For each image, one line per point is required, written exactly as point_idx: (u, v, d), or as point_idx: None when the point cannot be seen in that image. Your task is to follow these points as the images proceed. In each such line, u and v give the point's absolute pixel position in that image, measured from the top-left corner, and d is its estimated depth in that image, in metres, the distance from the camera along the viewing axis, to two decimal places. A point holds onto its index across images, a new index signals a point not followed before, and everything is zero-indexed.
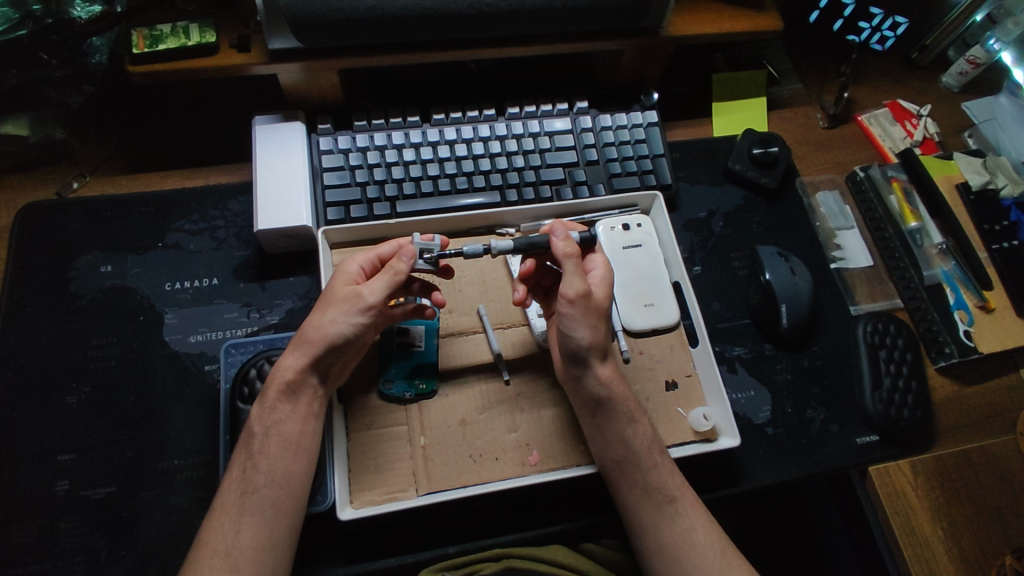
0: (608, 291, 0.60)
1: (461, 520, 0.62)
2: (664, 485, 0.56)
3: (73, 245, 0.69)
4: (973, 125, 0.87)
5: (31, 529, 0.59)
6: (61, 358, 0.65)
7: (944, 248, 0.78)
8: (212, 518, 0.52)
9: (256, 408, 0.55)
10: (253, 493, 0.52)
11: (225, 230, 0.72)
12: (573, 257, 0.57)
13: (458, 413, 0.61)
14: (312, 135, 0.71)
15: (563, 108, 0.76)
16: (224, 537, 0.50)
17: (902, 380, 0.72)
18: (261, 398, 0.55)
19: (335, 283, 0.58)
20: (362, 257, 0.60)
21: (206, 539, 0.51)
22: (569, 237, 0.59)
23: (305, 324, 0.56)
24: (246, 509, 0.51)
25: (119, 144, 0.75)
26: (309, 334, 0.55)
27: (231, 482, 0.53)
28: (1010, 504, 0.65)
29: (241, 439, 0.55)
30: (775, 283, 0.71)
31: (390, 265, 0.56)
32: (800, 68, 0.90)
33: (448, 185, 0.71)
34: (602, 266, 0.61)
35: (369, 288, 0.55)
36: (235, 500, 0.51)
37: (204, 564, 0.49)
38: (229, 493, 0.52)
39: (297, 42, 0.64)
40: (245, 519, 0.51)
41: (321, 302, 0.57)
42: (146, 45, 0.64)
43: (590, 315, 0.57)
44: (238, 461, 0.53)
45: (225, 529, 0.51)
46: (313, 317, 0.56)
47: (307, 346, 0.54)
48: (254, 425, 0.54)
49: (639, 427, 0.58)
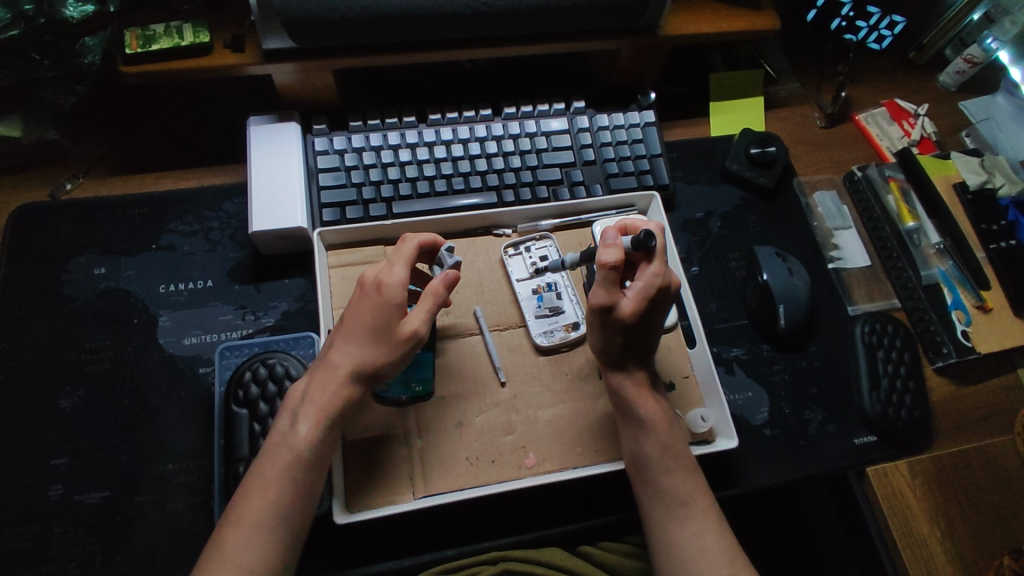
0: (643, 306, 0.53)
1: (457, 523, 0.62)
2: (674, 490, 0.56)
3: (65, 247, 0.69)
4: (970, 124, 0.87)
5: (25, 534, 0.59)
6: (54, 361, 0.65)
7: (941, 248, 0.78)
8: (228, 531, 0.50)
9: (297, 430, 0.52)
10: (286, 511, 0.51)
11: (220, 231, 0.71)
12: (602, 265, 0.53)
13: (454, 415, 0.61)
14: (307, 136, 0.71)
15: (559, 109, 0.76)
16: (250, 555, 0.49)
17: (899, 380, 0.72)
18: (303, 422, 0.52)
19: (380, 306, 0.52)
20: (401, 267, 0.54)
21: (224, 555, 0.48)
22: (615, 243, 0.54)
23: (349, 350, 0.53)
24: (276, 525, 0.50)
25: (112, 145, 0.74)
26: (362, 366, 0.52)
27: (253, 497, 0.50)
28: (1008, 505, 0.65)
29: (272, 451, 0.52)
30: (772, 284, 0.71)
31: (443, 294, 0.53)
32: (797, 67, 0.89)
33: (444, 186, 0.70)
34: (647, 278, 0.54)
35: (427, 324, 0.53)
36: (264, 519, 0.50)
37: None
38: (253, 509, 0.50)
39: (291, 42, 0.64)
40: (274, 536, 0.50)
41: (366, 328, 0.52)
42: (138, 46, 0.64)
43: (605, 328, 0.55)
44: (272, 480, 0.51)
45: (249, 546, 0.49)
46: (363, 346, 0.52)
47: (365, 378, 0.53)
48: (299, 447, 0.51)
49: (655, 435, 0.57)
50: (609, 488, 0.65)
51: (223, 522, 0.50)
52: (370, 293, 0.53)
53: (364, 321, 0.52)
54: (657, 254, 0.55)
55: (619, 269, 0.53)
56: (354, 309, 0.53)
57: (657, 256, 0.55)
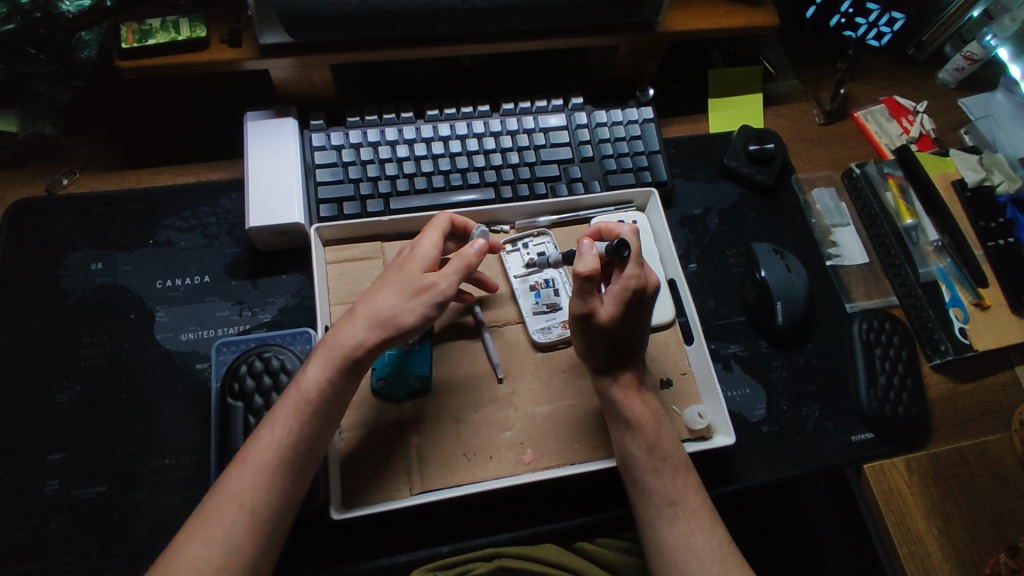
0: (620, 312, 0.54)
1: (453, 519, 0.62)
2: (663, 489, 0.56)
3: (62, 242, 0.69)
4: (969, 121, 0.86)
5: (21, 529, 0.59)
6: (50, 357, 0.64)
7: (938, 246, 0.78)
8: (232, 469, 0.51)
9: (307, 372, 0.52)
10: (289, 461, 0.51)
11: (216, 227, 0.71)
12: (578, 276, 0.52)
13: (452, 412, 0.61)
14: (304, 132, 0.71)
15: (557, 105, 0.76)
16: (248, 494, 0.49)
17: (897, 377, 0.72)
18: (314, 363, 0.52)
19: (407, 263, 0.55)
20: (434, 235, 0.57)
21: (225, 491, 0.49)
22: (591, 254, 0.53)
23: (373, 300, 0.54)
24: (275, 472, 0.50)
25: (109, 140, 0.74)
26: (377, 315, 0.53)
27: (260, 439, 0.51)
28: (1004, 502, 0.65)
29: (286, 393, 0.53)
30: (770, 281, 0.71)
31: (465, 254, 0.54)
32: (796, 64, 0.89)
33: (442, 182, 0.70)
34: (621, 284, 0.54)
35: (445, 279, 0.54)
36: (268, 463, 0.50)
37: (219, 519, 0.48)
38: (256, 449, 0.51)
39: (288, 37, 0.63)
40: (271, 480, 0.50)
41: (389, 280, 0.55)
42: (135, 40, 0.64)
43: (588, 334, 0.56)
44: (278, 421, 0.51)
45: (248, 485, 0.49)
46: (381, 295, 0.54)
47: (377, 327, 0.53)
48: (308, 389, 0.52)
49: (642, 436, 0.57)
50: (605, 485, 0.65)
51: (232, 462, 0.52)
52: (403, 255, 0.57)
53: (389, 276, 0.55)
54: (632, 258, 0.54)
55: (595, 279, 0.52)
56: (387, 270, 0.57)
57: (631, 259, 0.54)
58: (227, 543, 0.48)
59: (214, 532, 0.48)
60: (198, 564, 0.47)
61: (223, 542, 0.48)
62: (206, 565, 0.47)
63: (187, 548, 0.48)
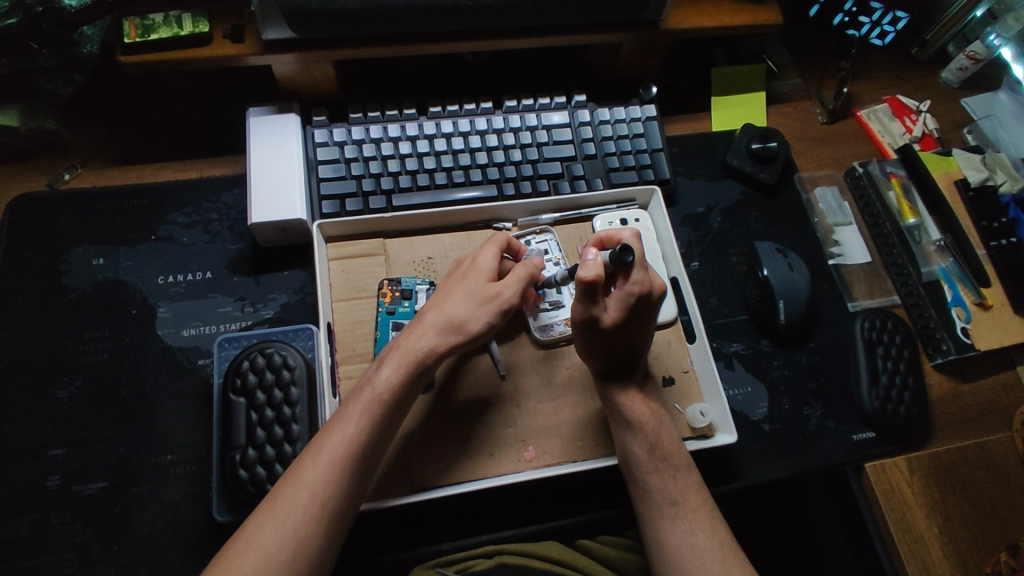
0: (623, 318, 0.53)
1: (454, 516, 0.62)
2: (665, 488, 0.56)
3: (63, 237, 0.69)
4: (972, 121, 0.86)
5: (22, 524, 0.58)
6: (52, 352, 0.64)
7: (941, 245, 0.78)
8: (304, 461, 0.50)
9: (380, 373, 0.52)
10: (360, 457, 0.50)
11: (218, 223, 0.71)
12: (581, 282, 0.51)
13: (453, 408, 0.61)
14: (307, 128, 0.70)
15: (560, 102, 0.76)
16: (321, 486, 0.49)
17: (899, 376, 0.71)
18: (388, 365, 0.53)
19: (471, 272, 0.56)
20: (495, 246, 0.58)
21: (297, 482, 0.49)
22: (595, 262, 0.52)
23: (443, 308, 0.54)
24: (347, 467, 0.50)
25: (110, 135, 0.74)
26: (447, 321, 0.54)
27: (333, 432, 0.51)
28: (1005, 501, 0.65)
29: (358, 391, 0.52)
30: (772, 280, 0.71)
31: (529, 265, 0.56)
32: (799, 63, 0.89)
33: (444, 179, 0.70)
34: (624, 292, 0.53)
35: (509, 288, 0.55)
36: (338, 455, 0.50)
37: (285, 500, 0.48)
38: (330, 443, 0.50)
39: (291, 33, 0.63)
40: (341, 476, 0.49)
41: (456, 287, 0.55)
42: (137, 35, 0.63)
43: (599, 343, 0.56)
44: (352, 418, 0.51)
45: (322, 478, 0.49)
46: (449, 303, 0.54)
47: (447, 334, 0.53)
48: (381, 390, 0.52)
49: (645, 437, 0.57)
50: (607, 482, 0.65)
51: (302, 454, 0.51)
52: (464, 265, 0.57)
53: (454, 284, 0.56)
54: (636, 263, 0.53)
55: (596, 285, 0.51)
56: (448, 279, 0.57)
57: (636, 264, 0.53)
58: (296, 531, 0.48)
59: (286, 521, 0.48)
60: (270, 553, 0.47)
61: (295, 531, 0.48)
62: (277, 555, 0.47)
63: (260, 535, 0.47)
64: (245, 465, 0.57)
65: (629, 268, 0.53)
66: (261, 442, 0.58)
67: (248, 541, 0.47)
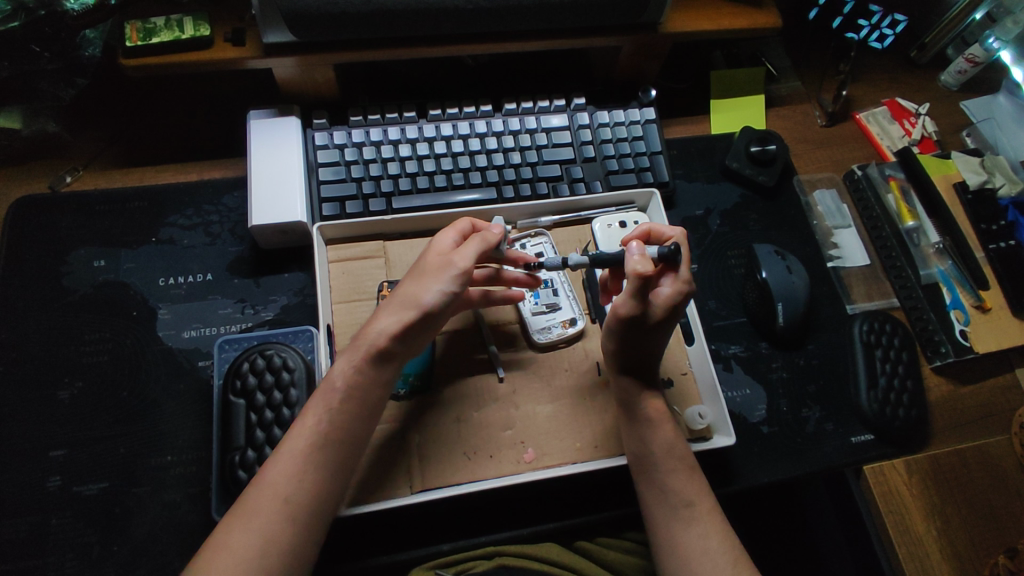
0: (670, 316, 0.54)
1: (451, 518, 0.62)
2: (680, 489, 0.56)
3: (65, 240, 0.69)
4: (971, 124, 0.87)
5: (23, 524, 0.59)
6: (52, 354, 0.65)
7: (940, 248, 0.78)
8: (270, 460, 0.51)
9: (339, 363, 0.53)
10: (324, 448, 0.50)
11: (219, 225, 0.71)
12: (636, 274, 0.52)
13: (452, 411, 0.61)
14: (307, 131, 0.71)
15: (560, 105, 0.76)
16: (286, 482, 0.49)
17: (898, 378, 0.72)
18: (343, 358, 0.53)
19: (426, 253, 0.57)
20: (454, 228, 0.59)
21: (263, 479, 0.49)
22: (645, 256, 0.53)
23: (400, 291, 0.55)
24: (311, 458, 0.50)
25: (112, 138, 0.74)
26: (401, 300, 0.54)
27: (299, 429, 0.51)
28: (1004, 504, 0.65)
29: (317, 388, 0.53)
30: (771, 282, 0.71)
31: (485, 237, 0.56)
32: (798, 66, 0.89)
33: (444, 182, 0.70)
34: (673, 288, 0.54)
35: (460, 256, 0.55)
36: (302, 448, 0.50)
37: (251, 499, 0.49)
38: (296, 440, 0.50)
39: (291, 35, 0.63)
40: (305, 468, 0.49)
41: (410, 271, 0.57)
42: (138, 39, 0.64)
43: (634, 333, 0.56)
44: (311, 411, 0.52)
45: (286, 472, 0.49)
46: (407, 285, 0.55)
47: (402, 311, 0.53)
48: (337, 379, 0.52)
49: (662, 432, 0.58)
50: (606, 485, 0.65)
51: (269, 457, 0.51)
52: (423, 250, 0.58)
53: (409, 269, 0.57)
54: (682, 263, 0.55)
55: (649, 280, 0.52)
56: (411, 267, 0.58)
57: (682, 264, 0.55)
58: (261, 530, 0.47)
59: (253, 519, 0.48)
60: (239, 552, 0.46)
61: (262, 528, 0.47)
62: (246, 554, 0.46)
63: (226, 535, 0.47)
64: (244, 466, 0.58)
65: (677, 264, 0.55)
66: (260, 443, 0.58)
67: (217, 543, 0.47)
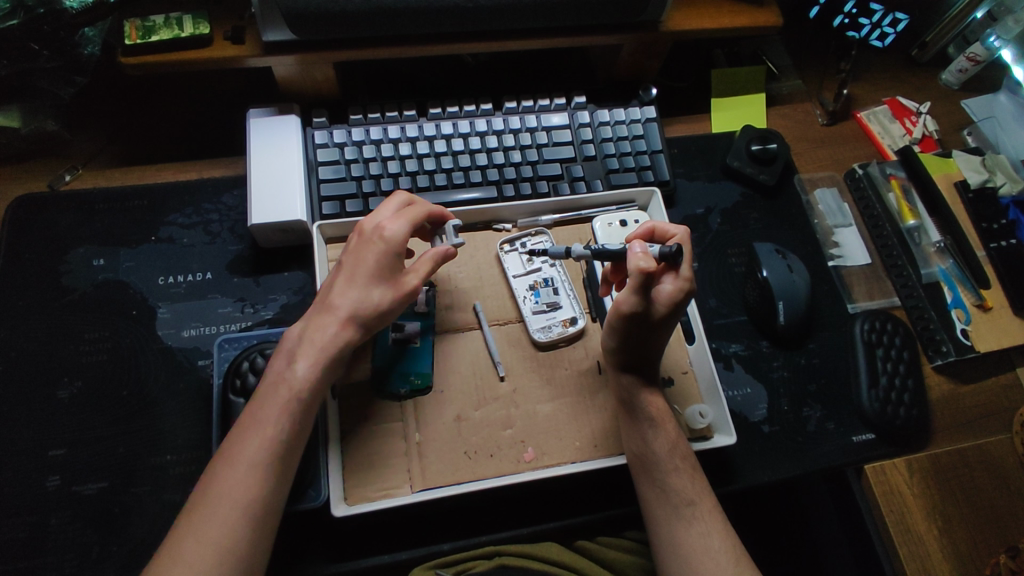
0: (672, 312, 0.54)
1: (451, 517, 0.62)
2: (681, 489, 0.56)
3: (64, 238, 0.69)
4: (972, 123, 0.86)
5: (22, 524, 0.59)
6: (51, 353, 0.65)
7: (941, 247, 0.78)
8: (218, 466, 0.50)
9: (291, 369, 0.53)
10: (279, 456, 0.50)
11: (219, 224, 0.71)
12: (640, 270, 0.52)
13: (452, 410, 0.61)
14: (307, 130, 0.71)
15: (560, 104, 0.76)
16: (242, 491, 0.48)
17: (898, 378, 0.71)
18: (303, 361, 0.53)
19: (383, 255, 0.56)
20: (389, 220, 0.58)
21: (215, 490, 0.48)
22: (646, 253, 0.54)
23: (354, 294, 0.55)
24: (267, 466, 0.50)
25: (112, 136, 0.74)
26: (357, 306, 0.55)
27: (246, 433, 0.51)
28: (1006, 503, 0.65)
29: (263, 392, 0.52)
30: (772, 280, 0.71)
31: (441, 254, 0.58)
32: (799, 65, 0.89)
33: (444, 181, 0.70)
34: (675, 284, 0.54)
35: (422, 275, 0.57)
36: (254, 456, 0.50)
37: (205, 510, 0.48)
38: (246, 449, 0.50)
39: (291, 34, 0.63)
40: (263, 477, 0.49)
41: (364, 259, 0.56)
42: (138, 37, 0.64)
43: (635, 330, 0.56)
44: (261, 415, 0.51)
45: (240, 482, 0.49)
46: (362, 288, 0.55)
47: (354, 320, 0.55)
48: (287, 385, 0.52)
49: (663, 432, 0.58)
50: (607, 484, 0.65)
51: (211, 465, 0.50)
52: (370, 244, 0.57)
53: (364, 257, 0.56)
54: (685, 261, 0.55)
55: (652, 276, 0.53)
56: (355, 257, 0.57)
57: (685, 262, 0.55)
58: (219, 541, 0.47)
59: (207, 530, 0.47)
60: (195, 565, 0.45)
61: (218, 539, 0.47)
62: (202, 560, 0.46)
63: (183, 547, 0.46)
64: None
65: (679, 262, 0.55)
66: None
67: (169, 554, 0.46)
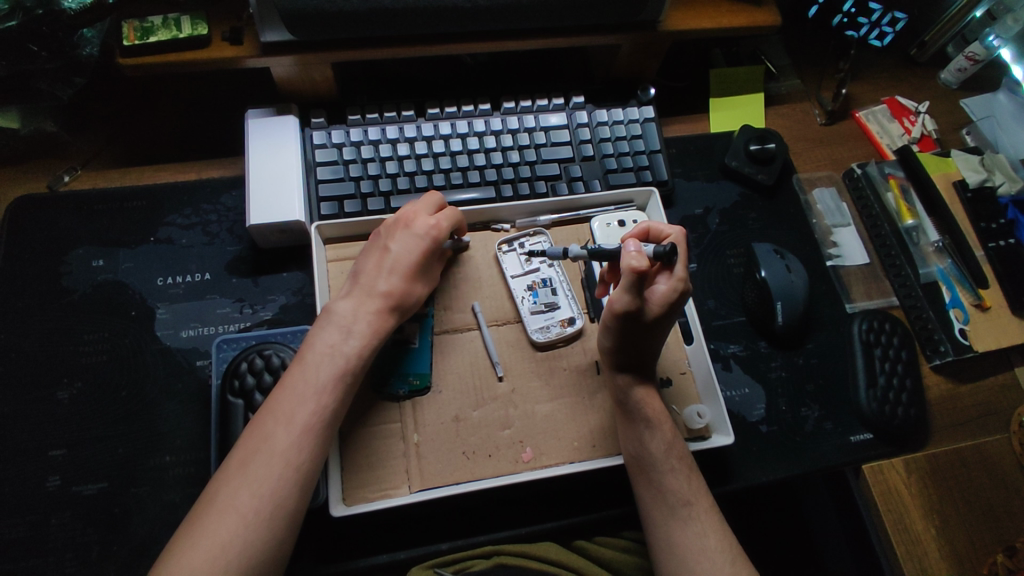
0: (664, 313, 0.54)
1: (450, 517, 0.62)
2: (677, 489, 0.56)
3: (63, 239, 0.69)
4: (972, 122, 0.86)
5: (22, 524, 0.59)
6: (51, 354, 0.65)
7: (939, 247, 0.78)
8: (275, 425, 0.50)
9: (345, 344, 0.54)
10: (330, 424, 0.52)
11: (217, 225, 0.71)
12: (632, 270, 0.52)
13: (451, 410, 0.61)
14: (305, 130, 0.71)
15: (558, 104, 0.76)
16: (296, 451, 0.50)
17: (897, 378, 0.72)
18: (356, 338, 0.55)
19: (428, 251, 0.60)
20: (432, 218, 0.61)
21: (270, 448, 0.49)
22: (640, 253, 0.53)
23: (401, 283, 0.58)
24: (320, 433, 0.51)
25: (110, 137, 0.74)
26: (403, 296, 0.58)
27: (303, 398, 0.52)
28: (1003, 503, 0.65)
29: (314, 364, 0.53)
30: (770, 281, 0.71)
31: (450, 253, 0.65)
32: (798, 65, 0.89)
33: (443, 181, 0.70)
34: (669, 285, 0.54)
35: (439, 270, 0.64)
36: (309, 420, 0.51)
37: (257, 468, 0.49)
38: (302, 411, 0.51)
39: (290, 35, 0.63)
40: (315, 440, 0.51)
41: (411, 251, 0.59)
42: (136, 37, 0.64)
43: (628, 330, 0.56)
44: (315, 382, 0.52)
45: (295, 443, 0.50)
46: (408, 279, 0.59)
47: (399, 309, 0.58)
48: (343, 359, 0.54)
49: (659, 432, 0.58)
50: (605, 484, 0.65)
51: (261, 420, 0.51)
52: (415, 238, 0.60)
53: (410, 251, 0.59)
54: (679, 262, 0.55)
55: (646, 277, 0.52)
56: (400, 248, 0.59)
57: (679, 263, 0.55)
58: (269, 497, 0.48)
59: (263, 486, 0.48)
60: (247, 514, 0.47)
61: (273, 494, 0.48)
62: (252, 515, 0.47)
63: (234, 500, 0.47)
64: None
65: (673, 263, 0.55)
66: None
67: (221, 505, 0.47)
